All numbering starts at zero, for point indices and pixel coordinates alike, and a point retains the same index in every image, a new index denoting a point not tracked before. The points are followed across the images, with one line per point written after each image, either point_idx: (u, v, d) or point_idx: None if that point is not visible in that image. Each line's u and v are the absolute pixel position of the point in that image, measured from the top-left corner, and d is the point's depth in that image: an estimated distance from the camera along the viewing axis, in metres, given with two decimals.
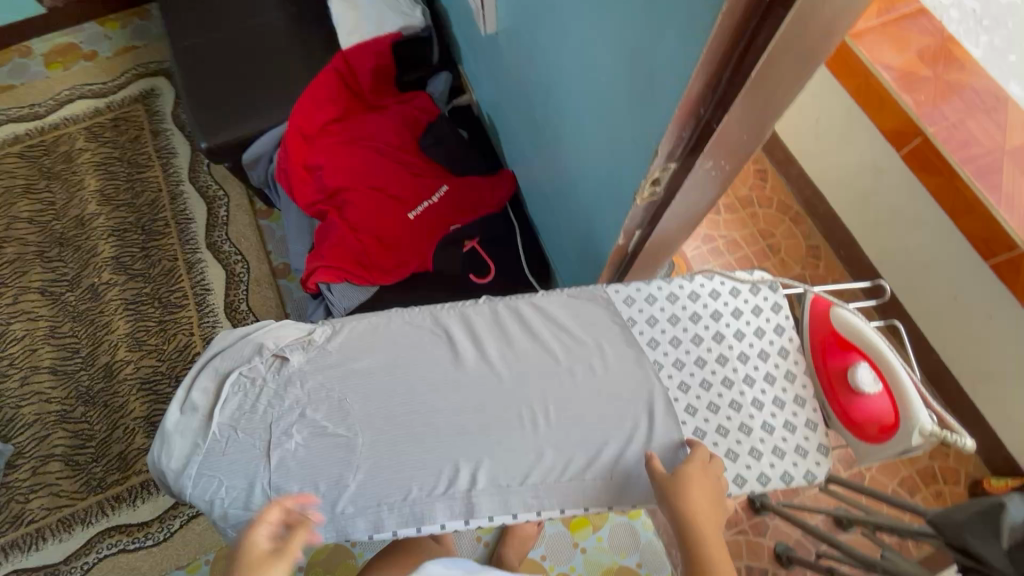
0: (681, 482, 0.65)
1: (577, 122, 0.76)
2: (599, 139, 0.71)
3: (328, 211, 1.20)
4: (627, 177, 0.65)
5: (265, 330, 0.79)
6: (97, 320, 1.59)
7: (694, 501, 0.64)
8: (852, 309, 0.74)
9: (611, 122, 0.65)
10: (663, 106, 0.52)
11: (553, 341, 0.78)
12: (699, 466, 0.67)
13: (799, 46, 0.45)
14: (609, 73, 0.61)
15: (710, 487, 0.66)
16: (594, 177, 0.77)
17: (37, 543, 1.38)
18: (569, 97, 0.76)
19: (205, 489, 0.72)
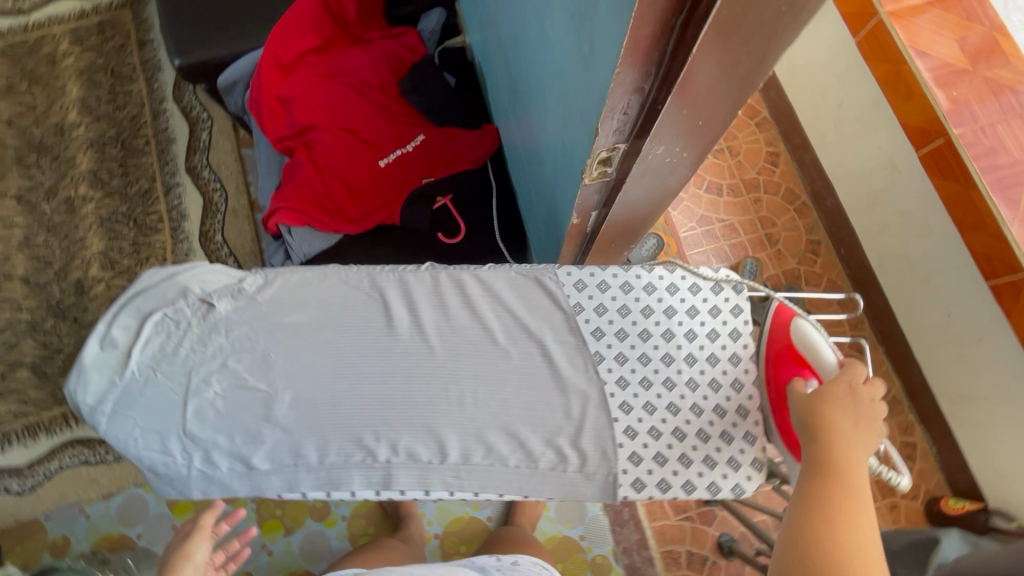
0: (821, 400, 0.61)
1: (541, 84, 0.69)
2: (556, 107, 0.63)
3: (296, 149, 1.13)
4: (577, 153, 0.59)
5: (193, 272, 0.75)
6: (71, 235, 1.57)
7: (832, 418, 0.60)
8: (814, 322, 0.67)
9: (564, 89, 0.58)
10: (604, 78, 0.45)
11: (492, 319, 0.73)
12: (845, 389, 0.61)
13: (756, 16, 0.36)
14: (562, 33, 0.54)
15: (859, 414, 0.60)
16: (554, 148, 0.70)
17: (4, 445, 1.42)
18: (534, 54, 0.68)
19: (120, 429, 0.70)
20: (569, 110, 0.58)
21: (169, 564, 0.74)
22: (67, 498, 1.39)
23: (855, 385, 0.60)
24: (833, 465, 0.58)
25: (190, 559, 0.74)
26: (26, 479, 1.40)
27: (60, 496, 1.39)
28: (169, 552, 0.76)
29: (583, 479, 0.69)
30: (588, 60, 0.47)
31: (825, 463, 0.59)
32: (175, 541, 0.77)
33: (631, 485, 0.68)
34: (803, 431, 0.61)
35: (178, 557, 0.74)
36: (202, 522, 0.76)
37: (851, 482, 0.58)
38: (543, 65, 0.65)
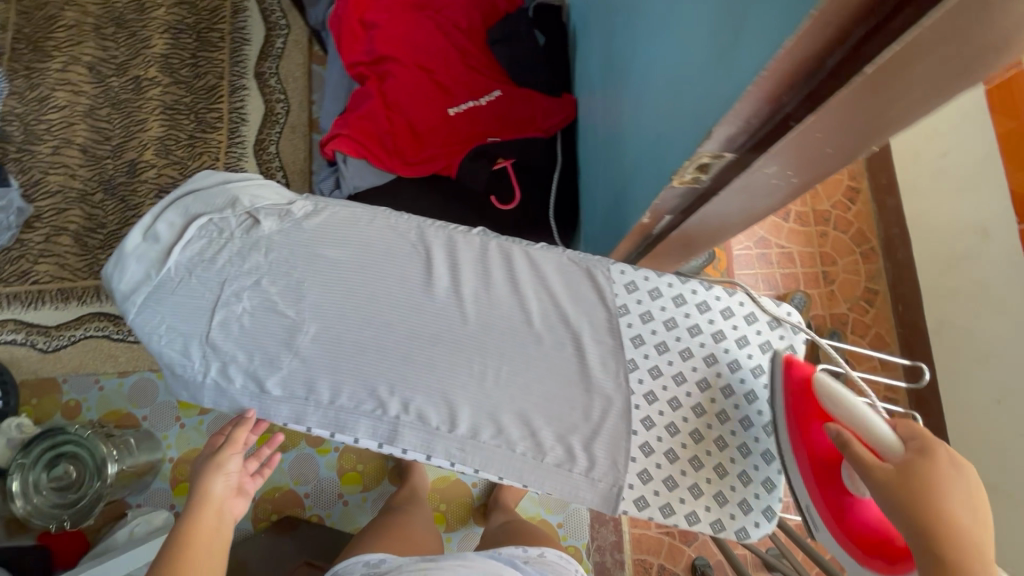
0: (933, 490, 0.49)
1: (646, 66, 0.63)
2: (659, 95, 0.58)
3: (369, 78, 1.10)
4: (673, 152, 0.54)
5: (245, 184, 0.74)
6: (133, 116, 1.58)
7: (955, 510, 0.48)
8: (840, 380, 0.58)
9: (676, 78, 0.52)
10: (739, 79, 0.40)
11: (532, 300, 0.70)
12: (947, 463, 0.51)
13: (946, 61, 0.30)
14: (692, 16, 0.48)
15: (966, 490, 0.50)
16: (642, 137, 0.65)
17: (37, 303, 1.47)
18: (648, 30, 0.62)
19: (147, 322, 0.71)
20: (676, 102, 0.53)
21: (203, 474, 0.78)
22: (86, 367, 1.45)
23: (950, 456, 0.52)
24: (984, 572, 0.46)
25: (223, 469, 0.78)
26: (52, 339, 1.46)
27: (81, 362, 1.46)
28: (200, 465, 0.79)
29: (587, 484, 0.67)
30: (722, 53, 0.42)
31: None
32: (206, 452, 0.81)
33: (634, 501, 0.66)
34: (922, 527, 0.49)
35: (212, 466, 0.78)
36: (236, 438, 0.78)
37: None
38: (655, 46, 0.59)
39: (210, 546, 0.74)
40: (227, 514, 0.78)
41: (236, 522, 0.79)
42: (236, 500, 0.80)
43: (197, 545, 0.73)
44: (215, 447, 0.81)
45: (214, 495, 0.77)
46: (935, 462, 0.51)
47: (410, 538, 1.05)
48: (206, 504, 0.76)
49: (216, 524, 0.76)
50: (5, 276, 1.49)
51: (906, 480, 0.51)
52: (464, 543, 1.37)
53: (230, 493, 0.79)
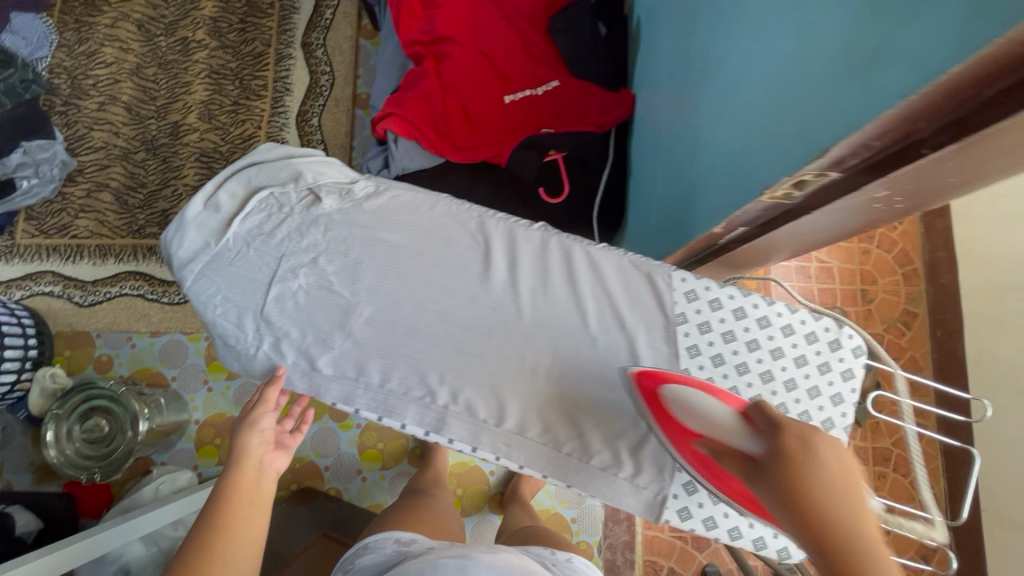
0: (785, 470, 0.45)
1: (734, 72, 0.61)
2: (750, 104, 0.56)
3: (426, 59, 1.08)
4: (766, 166, 0.52)
5: (309, 159, 0.73)
6: (179, 77, 1.58)
7: (816, 491, 0.43)
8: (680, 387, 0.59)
9: (778, 91, 0.51)
10: (875, 105, 0.38)
11: (590, 301, 0.69)
12: (799, 441, 0.46)
13: None
14: (809, 28, 0.46)
15: (826, 468, 0.44)
16: (720, 145, 0.63)
17: (75, 257, 1.49)
18: (741, 34, 0.60)
19: (203, 290, 0.71)
20: (776, 116, 0.51)
21: (237, 432, 0.79)
22: (120, 324, 1.47)
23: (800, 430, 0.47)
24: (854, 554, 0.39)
25: (257, 427, 0.78)
26: (88, 294, 1.48)
27: (115, 319, 1.48)
28: (235, 423, 0.80)
29: (631, 490, 0.66)
30: (852, 73, 0.40)
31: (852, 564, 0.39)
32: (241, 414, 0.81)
33: (677, 511, 0.66)
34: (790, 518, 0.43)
35: (246, 425, 0.78)
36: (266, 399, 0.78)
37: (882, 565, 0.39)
38: (750, 52, 0.57)
39: (251, 499, 0.75)
40: (267, 467, 0.79)
41: (277, 476, 0.80)
42: (276, 454, 0.81)
43: (239, 499, 0.75)
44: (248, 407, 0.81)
45: (251, 452, 0.78)
46: (783, 448, 0.46)
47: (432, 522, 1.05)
48: (243, 461, 0.77)
49: (255, 479, 0.77)
50: (46, 227, 1.51)
51: (770, 486, 0.45)
52: (478, 529, 1.39)
53: (266, 449, 0.79)
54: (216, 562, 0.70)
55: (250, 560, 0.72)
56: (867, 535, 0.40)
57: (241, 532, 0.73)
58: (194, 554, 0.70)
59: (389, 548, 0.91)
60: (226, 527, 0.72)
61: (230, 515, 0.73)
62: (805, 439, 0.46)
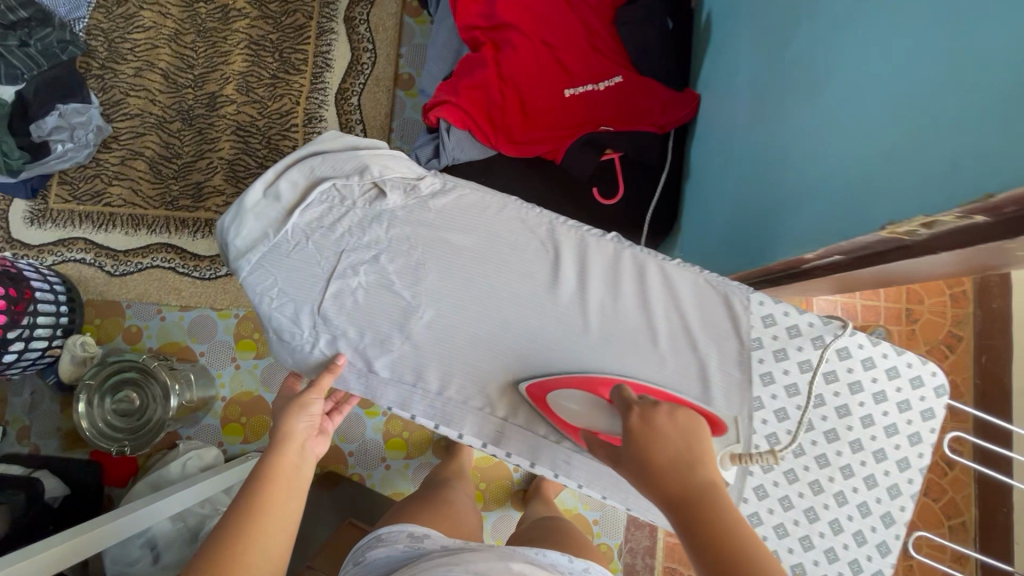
0: (633, 448, 0.52)
1: (855, 91, 0.57)
2: (881, 131, 0.52)
3: (485, 45, 1.04)
4: (902, 202, 0.49)
5: (376, 152, 0.69)
6: (218, 46, 1.53)
7: (656, 460, 0.50)
8: (559, 393, 0.64)
9: (926, 122, 0.47)
10: None
11: (661, 320, 0.66)
12: (640, 420, 0.53)
13: None
14: (976, 59, 0.42)
15: (661, 441, 0.51)
16: (832, 169, 0.59)
17: (108, 225, 1.48)
18: (865, 52, 0.56)
19: (260, 282, 0.69)
20: (922, 150, 0.47)
21: (285, 410, 0.74)
22: (150, 296, 1.46)
23: (645, 410, 0.54)
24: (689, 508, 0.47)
25: (306, 410, 0.74)
26: (120, 263, 1.47)
27: (145, 290, 1.46)
28: (281, 402, 0.75)
29: None
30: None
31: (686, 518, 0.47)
32: (285, 395, 0.77)
33: None
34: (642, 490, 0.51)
35: (292, 408, 0.74)
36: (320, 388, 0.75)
37: (711, 512, 0.46)
38: (882, 73, 0.53)
39: (290, 482, 0.70)
40: (309, 451, 0.74)
41: (315, 462, 0.75)
42: (318, 439, 0.76)
43: (278, 480, 0.69)
44: (294, 389, 0.77)
45: (295, 434, 0.73)
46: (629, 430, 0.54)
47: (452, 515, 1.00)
48: (289, 442, 0.72)
49: (296, 462, 0.72)
50: (79, 193, 1.49)
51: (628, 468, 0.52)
52: (499, 524, 1.37)
53: (311, 432, 0.75)
54: (249, 540, 0.63)
55: (283, 547, 0.66)
56: (695, 487, 0.48)
57: (276, 516, 0.67)
58: (228, 531, 0.63)
59: (401, 542, 0.86)
60: (264, 506, 0.66)
61: (269, 495, 0.67)
62: (645, 418, 0.53)
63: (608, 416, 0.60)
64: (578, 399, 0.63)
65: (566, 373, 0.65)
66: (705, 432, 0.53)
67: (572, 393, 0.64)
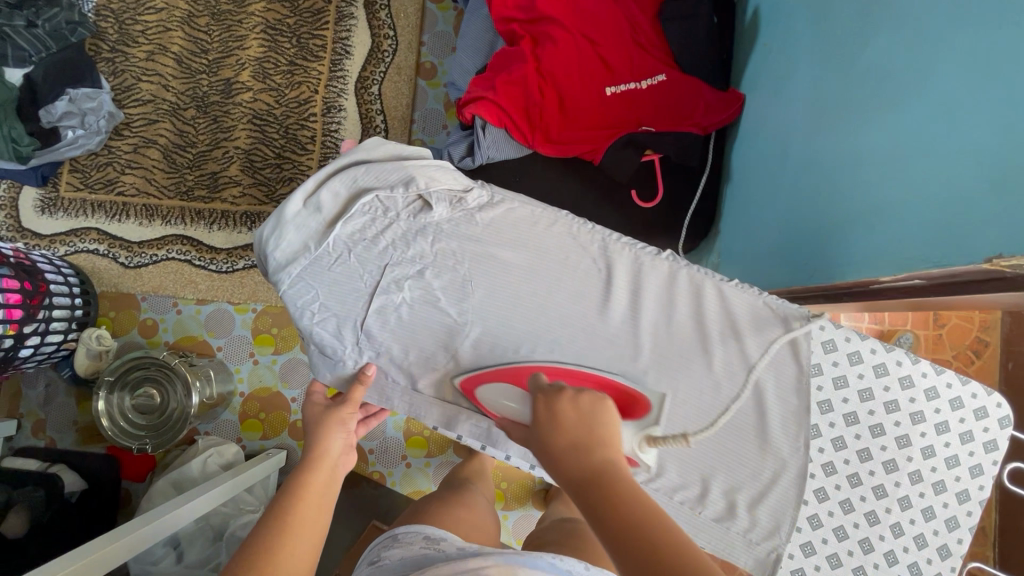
0: (539, 433, 0.52)
1: (941, 119, 0.55)
2: (974, 164, 0.51)
3: (522, 40, 1.00)
4: (1004, 239, 0.48)
5: (422, 163, 0.66)
6: (233, 31, 1.48)
7: (557, 441, 0.50)
8: (481, 386, 0.65)
9: None
10: None
11: (718, 340, 0.64)
12: (545, 405, 0.53)
13: None
14: None
15: (561, 424, 0.51)
16: (912, 194, 0.58)
17: (121, 216, 1.44)
18: (954, 81, 0.54)
19: (301, 296, 0.67)
20: None
21: (320, 424, 0.66)
22: (164, 289, 1.43)
23: (551, 394, 0.54)
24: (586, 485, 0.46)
25: (343, 425, 0.66)
26: (134, 255, 1.43)
27: (160, 283, 1.43)
28: (313, 415, 0.67)
29: (743, 544, 0.65)
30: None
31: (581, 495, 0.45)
32: (313, 406, 0.68)
33: (792, 571, 0.63)
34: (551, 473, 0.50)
35: (322, 423, 0.65)
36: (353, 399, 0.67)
37: (608, 486, 0.45)
38: (976, 104, 0.51)
39: (322, 503, 0.61)
40: (339, 472, 0.65)
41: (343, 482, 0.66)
42: (348, 457, 0.68)
43: (308, 499, 0.59)
44: (321, 404, 0.69)
45: (328, 452, 0.64)
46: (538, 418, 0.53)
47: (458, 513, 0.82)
48: (323, 460, 0.63)
49: (328, 481, 0.63)
50: (90, 182, 1.44)
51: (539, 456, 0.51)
52: (521, 524, 1.28)
53: (345, 451, 0.66)
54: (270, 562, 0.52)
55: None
56: (591, 462, 0.47)
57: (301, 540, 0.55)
58: (253, 552, 0.52)
59: (417, 544, 0.69)
60: (290, 527, 0.56)
61: (298, 513, 0.57)
62: (549, 405, 0.53)
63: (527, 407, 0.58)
64: (502, 393, 0.63)
65: (492, 366, 0.66)
66: (613, 409, 0.52)
67: (500, 388, 0.63)
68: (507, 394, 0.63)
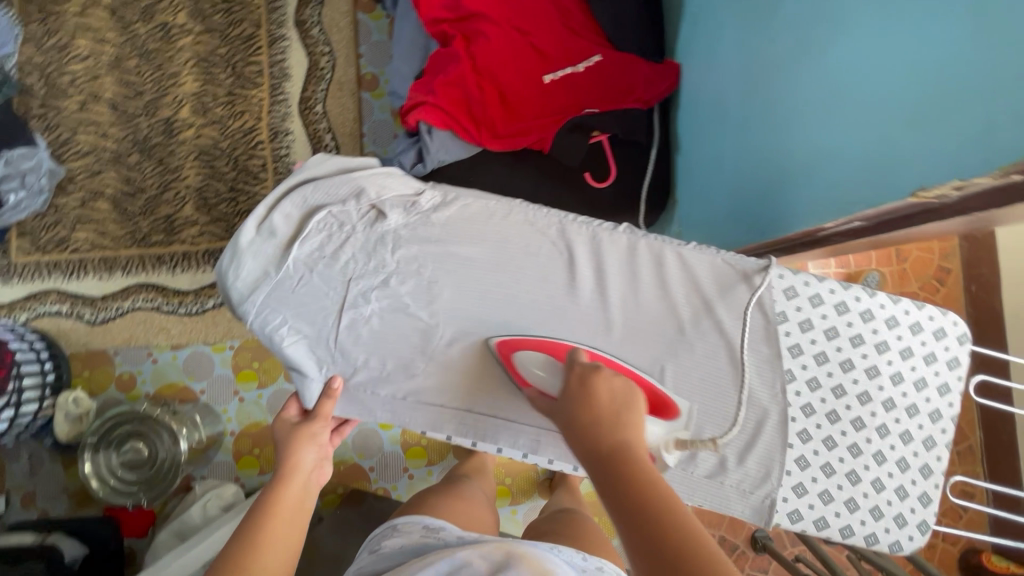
0: (571, 405, 0.54)
1: (857, 60, 0.57)
2: (893, 100, 0.52)
3: (454, 38, 1.00)
4: (929, 170, 0.50)
5: (369, 173, 0.66)
6: (165, 68, 1.44)
7: (586, 415, 0.52)
8: (524, 356, 0.64)
9: (947, 89, 0.47)
10: None
11: (684, 306, 0.66)
12: (579, 379, 0.56)
13: None
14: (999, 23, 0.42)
15: (595, 398, 0.53)
16: (841, 137, 0.60)
17: (79, 272, 1.40)
18: (864, 23, 0.55)
19: (268, 324, 0.66)
20: (945, 114, 0.48)
21: (289, 442, 0.65)
22: (137, 339, 1.40)
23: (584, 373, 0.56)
24: (614, 459, 0.48)
25: (315, 440, 0.66)
26: (99, 310, 1.40)
27: (131, 335, 1.40)
28: (283, 432, 0.66)
29: (738, 496, 0.67)
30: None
31: (606, 468, 0.48)
32: (286, 422, 0.67)
33: (788, 514, 0.65)
34: (573, 439, 0.52)
35: (288, 444, 0.65)
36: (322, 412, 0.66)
37: (634, 467, 0.47)
38: (885, 42, 0.53)
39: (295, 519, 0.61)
40: (313, 484, 0.65)
41: (319, 493, 0.66)
42: (322, 469, 0.67)
43: (278, 516, 0.59)
44: (293, 420, 0.67)
45: (300, 466, 0.64)
46: (568, 391, 0.55)
47: (455, 503, 0.82)
48: (294, 475, 0.63)
49: (301, 495, 0.62)
50: (41, 243, 1.40)
51: (566, 428, 0.54)
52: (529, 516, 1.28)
53: (318, 465, 0.66)
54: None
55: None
56: (620, 441, 0.49)
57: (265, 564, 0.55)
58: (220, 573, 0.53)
59: (417, 533, 0.70)
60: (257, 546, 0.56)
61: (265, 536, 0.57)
62: (584, 380, 0.55)
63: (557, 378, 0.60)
64: (539, 363, 0.63)
65: (538, 337, 0.64)
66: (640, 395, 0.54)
67: (535, 357, 0.63)
68: (543, 365, 0.62)
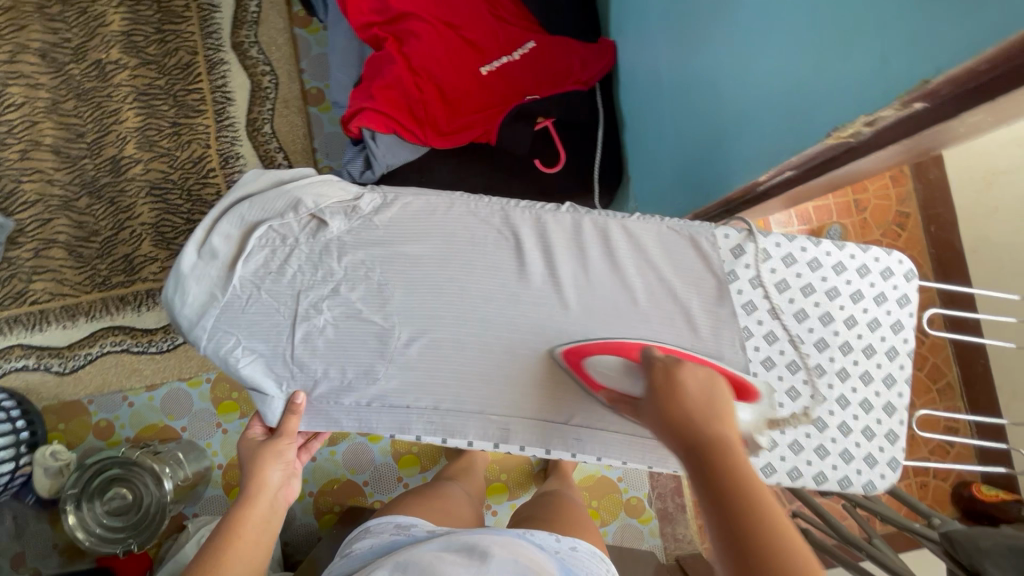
0: (659, 397, 0.54)
1: (765, 14, 0.57)
2: (802, 46, 0.53)
3: (386, 41, 0.99)
4: (842, 110, 0.51)
5: (305, 183, 0.65)
6: (105, 107, 1.42)
7: (680, 409, 0.52)
8: (597, 361, 0.63)
9: (846, 28, 0.48)
10: (997, 29, 0.37)
11: (635, 276, 0.66)
12: (665, 372, 0.55)
13: None
14: None
15: (689, 391, 0.53)
16: (762, 91, 0.60)
17: (41, 324, 1.37)
18: None
19: (221, 347, 0.65)
20: (848, 55, 0.49)
21: (256, 459, 0.65)
22: (111, 384, 1.37)
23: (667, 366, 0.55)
24: (712, 454, 0.48)
25: (282, 458, 0.66)
26: (67, 360, 1.37)
27: (103, 380, 1.37)
28: (248, 450, 0.65)
29: None
30: None
31: (705, 461, 0.48)
32: (251, 439, 0.67)
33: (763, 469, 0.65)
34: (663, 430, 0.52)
35: (252, 464, 0.65)
36: (288, 429, 0.66)
37: (732, 462, 0.47)
38: None
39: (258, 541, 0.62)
40: (281, 500, 0.66)
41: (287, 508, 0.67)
42: (290, 485, 0.68)
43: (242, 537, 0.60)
44: (258, 439, 0.67)
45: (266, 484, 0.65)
46: (656, 383, 0.55)
47: (437, 503, 0.81)
48: (261, 493, 0.63)
49: (267, 514, 0.63)
50: None
51: (654, 424, 0.53)
52: None
53: (285, 482, 0.66)
54: None
55: None
56: (718, 437, 0.49)
57: None
58: None
59: (388, 532, 0.70)
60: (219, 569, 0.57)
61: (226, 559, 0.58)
62: (671, 372, 0.55)
63: (631, 376, 0.60)
64: (611, 362, 0.62)
65: (598, 339, 0.64)
66: (726, 388, 0.54)
67: (607, 357, 0.62)
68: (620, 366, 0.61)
